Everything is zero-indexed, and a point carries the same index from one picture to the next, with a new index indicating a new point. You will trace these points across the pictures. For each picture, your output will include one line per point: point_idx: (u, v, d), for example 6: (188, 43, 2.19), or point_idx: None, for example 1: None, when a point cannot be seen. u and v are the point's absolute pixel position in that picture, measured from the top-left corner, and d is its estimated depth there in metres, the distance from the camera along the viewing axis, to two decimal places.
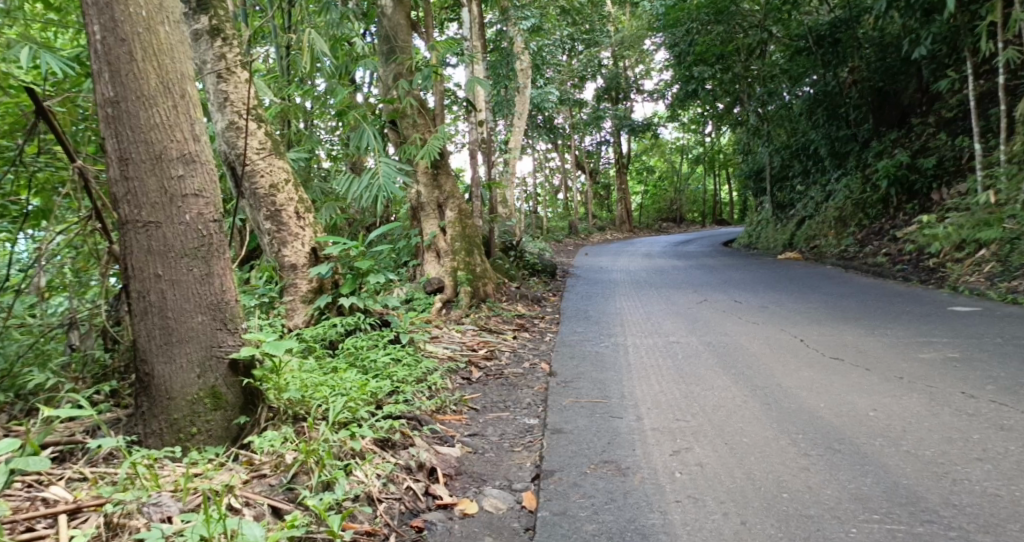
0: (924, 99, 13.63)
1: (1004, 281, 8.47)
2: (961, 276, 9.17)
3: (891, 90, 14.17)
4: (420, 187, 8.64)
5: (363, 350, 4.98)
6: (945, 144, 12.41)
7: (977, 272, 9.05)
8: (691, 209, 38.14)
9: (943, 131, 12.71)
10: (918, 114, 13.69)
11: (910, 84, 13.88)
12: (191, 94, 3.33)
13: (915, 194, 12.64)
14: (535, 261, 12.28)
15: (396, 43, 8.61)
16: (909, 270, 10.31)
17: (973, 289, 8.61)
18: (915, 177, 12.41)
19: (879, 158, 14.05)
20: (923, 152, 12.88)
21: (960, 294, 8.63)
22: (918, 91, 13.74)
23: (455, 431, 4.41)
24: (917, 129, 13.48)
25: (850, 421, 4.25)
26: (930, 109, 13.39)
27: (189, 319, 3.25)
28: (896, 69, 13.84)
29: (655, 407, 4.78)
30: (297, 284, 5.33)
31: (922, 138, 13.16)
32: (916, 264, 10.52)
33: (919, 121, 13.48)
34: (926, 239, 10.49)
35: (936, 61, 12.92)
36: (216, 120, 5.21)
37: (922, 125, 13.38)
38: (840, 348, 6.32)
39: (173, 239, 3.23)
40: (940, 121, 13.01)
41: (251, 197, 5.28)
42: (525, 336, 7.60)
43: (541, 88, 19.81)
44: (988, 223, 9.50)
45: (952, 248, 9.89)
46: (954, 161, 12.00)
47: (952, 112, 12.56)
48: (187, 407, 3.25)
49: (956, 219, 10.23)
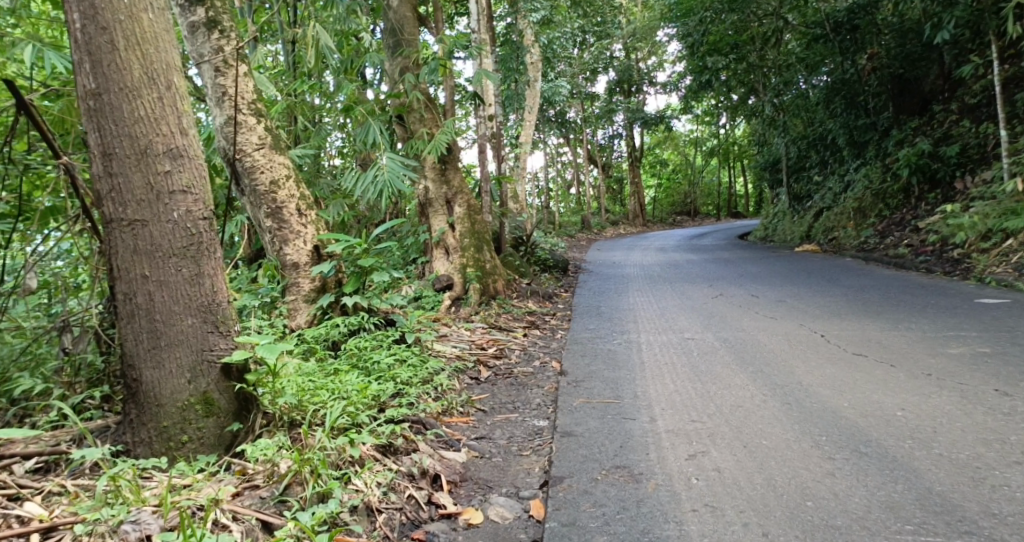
0: (947, 86, 13.43)
1: None
2: (988, 267, 8.93)
3: (911, 76, 13.86)
4: (428, 183, 8.49)
5: (366, 351, 4.84)
6: (968, 131, 12.14)
7: (1004, 263, 8.82)
8: (705, 202, 37.88)
9: (966, 118, 12.45)
10: (941, 101, 13.48)
11: (931, 70, 13.68)
12: (178, 85, 3.19)
13: (938, 183, 12.39)
14: (546, 256, 12.11)
15: (401, 36, 8.42)
16: (933, 262, 10.07)
17: (1001, 280, 8.40)
18: (938, 165, 12.15)
19: (899, 147, 13.78)
20: (946, 140, 12.61)
21: (987, 286, 8.43)
22: (939, 78, 13.55)
23: (461, 435, 4.26)
24: (939, 116, 13.21)
25: (877, 421, 4.06)
26: (953, 96, 13.21)
27: (178, 322, 3.11)
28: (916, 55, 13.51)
29: (669, 408, 4.61)
30: (299, 283, 5.16)
31: (944, 125, 12.94)
32: (940, 255, 10.27)
33: (941, 108, 13.23)
34: (950, 229, 10.26)
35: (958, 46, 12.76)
36: (214, 115, 5.06)
37: (944, 112, 13.11)
38: (863, 344, 6.12)
39: (160, 238, 3.09)
40: (963, 107, 12.75)
41: (251, 194, 5.13)
42: (536, 334, 7.42)
43: (552, 81, 19.59)
44: (1016, 212, 9.29)
45: (978, 239, 9.68)
46: (979, 149, 11.75)
47: (976, 99, 12.38)
48: (178, 414, 3.10)
49: (982, 208, 10.01)
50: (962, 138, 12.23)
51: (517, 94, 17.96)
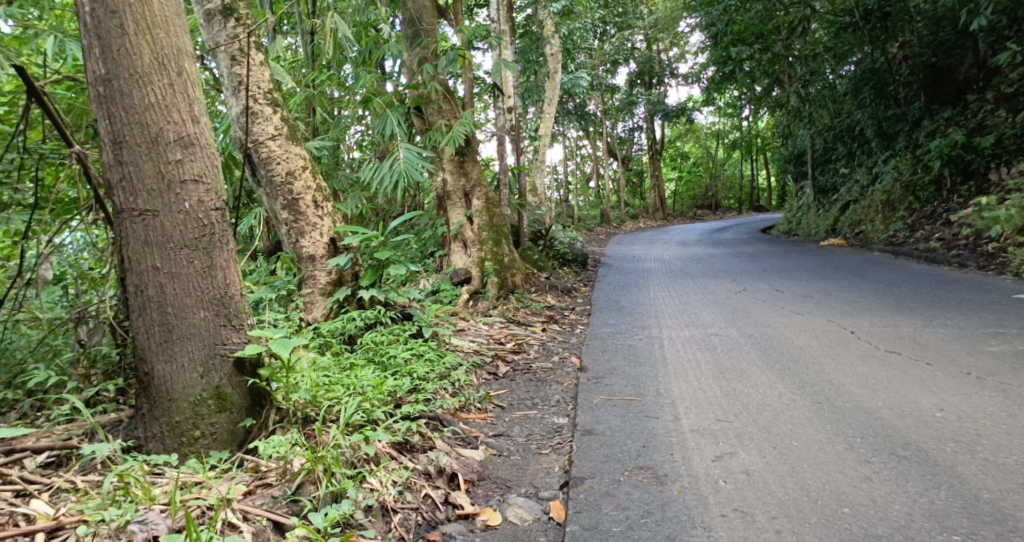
0: (981, 75, 13.23)
1: None
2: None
3: (943, 65, 13.78)
4: (446, 175, 8.40)
5: (382, 346, 4.76)
6: (1003, 121, 11.90)
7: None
8: (727, 195, 37.55)
9: (1001, 108, 12.22)
10: (975, 90, 13.28)
11: (964, 60, 13.64)
12: (190, 71, 3.11)
13: (971, 174, 12.13)
14: (566, 250, 12.00)
15: (420, 27, 8.34)
16: (966, 256, 9.87)
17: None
18: (972, 157, 11.95)
19: (931, 137, 13.55)
20: (979, 131, 12.39)
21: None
22: (973, 67, 13.43)
23: (479, 432, 4.18)
24: (972, 106, 12.93)
25: (914, 422, 4.04)
26: (987, 85, 12.98)
27: (191, 315, 3.03)
28: (952, 43, 13.50)
29: (694, 406, 4.51)
30: (316, 276, 5.08)
31: (979, 115, 12.70)
32: (973, 249, 10.06)
33: (975, 97, 12.96)
34: (985, 222, 10.06)
35: (994, 33, 12.78)
36: (230, 104, 4.97)
37: (978, 102, 12.84)
38: (895, 341, 6.00)
39: (172, 228, 3.02)
40: (998, 97, 12.45)
41: (267, 185, 5.05)
42: (555, 329, 7.30)
43: (573, 73, 19.42)
44: None
45: (1014, 232, 9.50)
46: (1014, 139, 11.49)
47: (1012, 87, 12.10)
48: (190, 409, 3.03)
49: (1017, 201, 9.83)
50: (998, 127, 11.97)
51: (537, 86, 17.83)
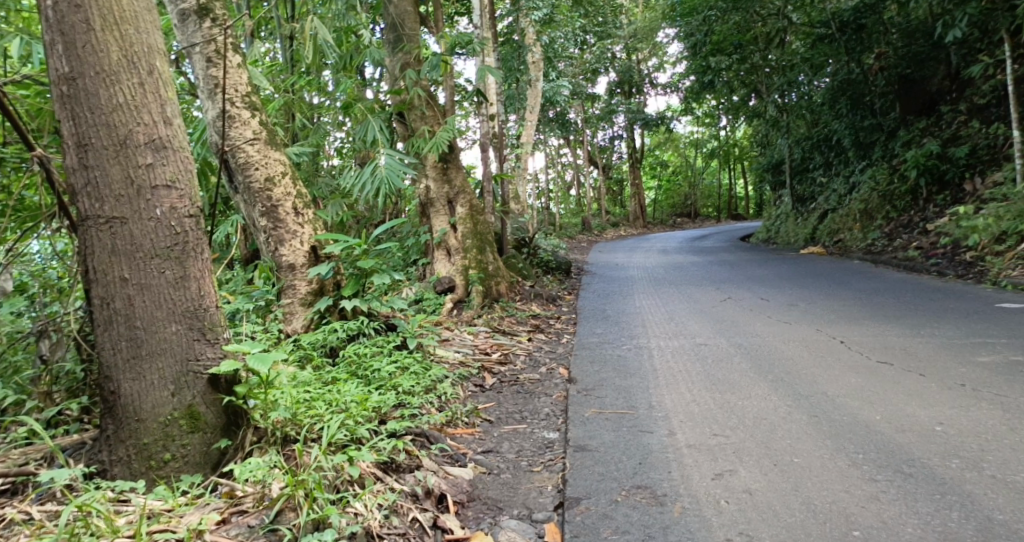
0: (954, 87, 13.40)
1: None
2: (1003, 271, 8.80)
3: (918, 77, 13.89)
4: (429, 181, 8.21)
5: (366, 358, 4.56)
6: (977, 132, 12.01)
7: (1019, 266, 8.69)
8: (705, 204, 37.71)
9: (975, 118, 12.35)
10: (947, 102, 13.46)
11: (937, 71, 13.63)
12: (161, 70, 2.93)
13: (946, 184, 12.18)
14: (548, 258, 11.86)
15: (402, 32, 8.19)
16: (944, 265, 9.88)
17: (1017, 283, 8.29)
18: (946, 166, 12.00)
19: (906, 148, 13.60)
20: (953, 142, 12.46)
21: (1003, 290, 8.27)
22: (946, 79, 13.50)
23: (467, 448, 4.02)
24: (947, 117, 13.05)
25: (915, 437, 3.92)
26: (960, 97, 13.13)
27: (162, 329, 2.84)
28: (925, 56, 13.42)
29: (688, 420, 4.36)
30: (296, 285, 4.88)
31: (953, 126, 12.82)
32: (951, 257, 10.10)
33: (949, 109, 13.10)
34: (963, 231, 10.09)
35: (965, 46, 12.86)
36: (206, 107, 4.73)
37: (952, 113, 12.95)
38: (886, 351, 5.91)
39: (142, 237, 2.82)
40: (971, 108, 12.60)
41: (245, 192, 4.84)
42: (541, 338, 7.14)
43: (554, 81, 19.30)
44: None
45: (991, 241, 9.54)
46: (988, 150, 11.62)
47: (985, 98, 12.22)
48: (159, 430, 2.84)
49: (994, 210, 9.88)
50: (972, 138, 12.08)
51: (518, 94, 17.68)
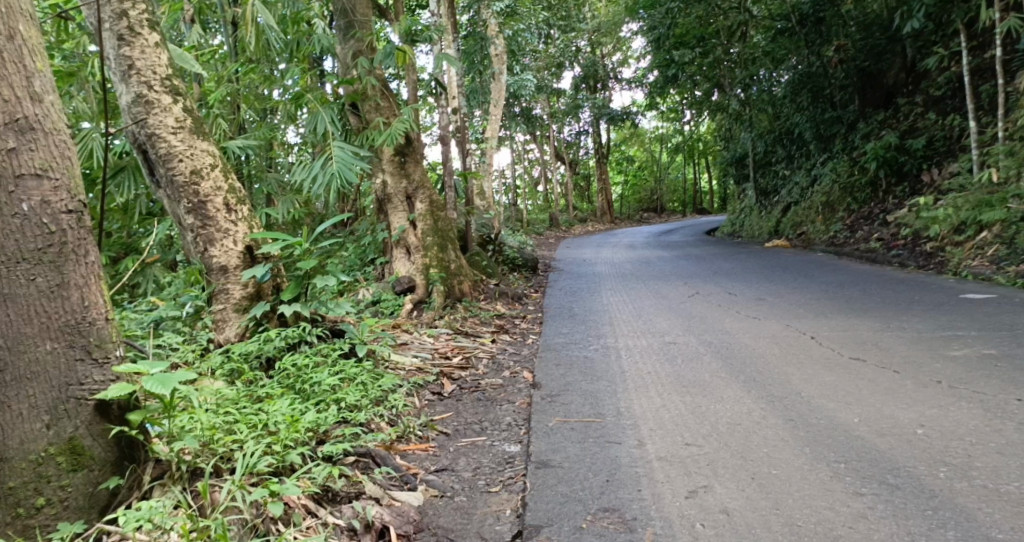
0: (910, 79, 13.38)
1: (1010, 265, 7.98)
2: (963, 261, 8.67)
3: (874, 69, 13.84)
4: (386, 176, 7.77)
5: (305, 370, 4.13)
6: (934, 123, 11.99)
7: (979, 256, 8.56)
8: (671, 199, 37.84)
9: (931, 110, 12.35)
10: (904, 94, 13.42)
11: (894, 64, 13.65)
12: (25, 36, 2.61)
13: (904, 176, 12.13)
14: (515, 255, 11.47)
15: (354, 18, 7.73)
16: (905, 256, 9.73)
17: (979, 274, 8.13)
18: (905, 158, 11.94)
19: (866, 140, 13.65)
20: (911, 133, 12.46)
21: (965, 280, 8.13)
22: (902, 71, 13.50)
23: (418, 468, 3.62)
24: (904, 109, 13.06)
25: (897, 441, 3.59)
26: (916, 89, 13.10)
27: (32, 349, 2.52)
28: (882, 49, 13.38)
29: (659, 428, 4.00)
30: (229, 289, 4.42)
31: (909, 117, 12.82)
32: (912, 248, 9.98)
33: (905, 100, 13.09)
34: (924, 222, 9.99)
35: (920, 39, 12.81)
36: (119, 92, 4.24)
37: (909, 105, 12.95)
38: (858, 346, 5.63)
39: (4, 238, 2.50)
40: (927, 100, 12.60)
41: (168, 186, 4.35)
42: (506, 340, 6.74)
43: (518, 75, 18.92)
44: (990, 203, 9.06)
45: (951, 231, 9.41)
46: (944, 141, 11.61)
47: (940, 90, 12.22)
48: (31, 470, 2.51)
49: (954, 200, 9.80)
50: (928, 130, 12.06)
51: (482, 88, 17.30)
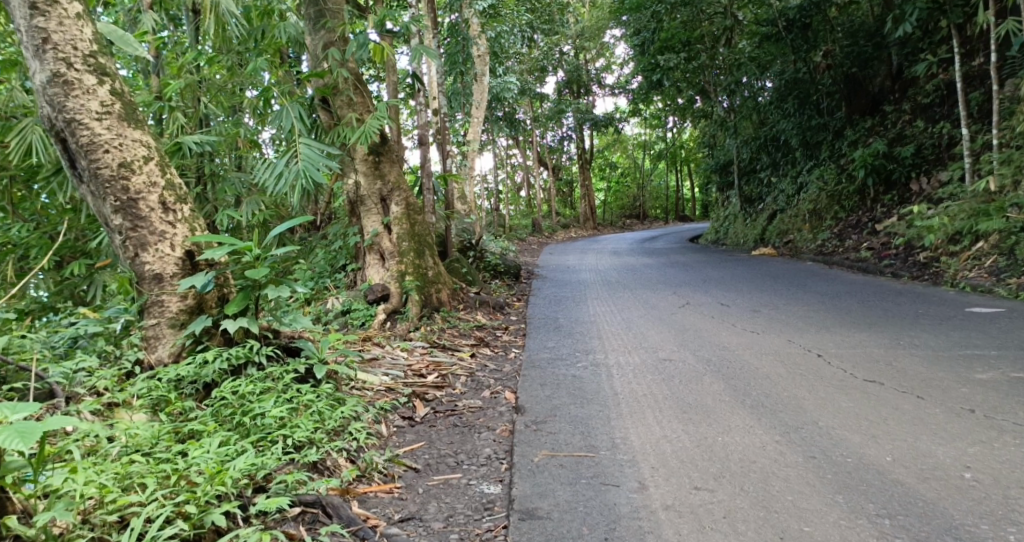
0: (896, 87, 12.95)
1: (1011, 277, 7.53)
2: (960, 272, 8.24)
3: (862, 76, 13.38)
4: (359, 176, 7.16)
5: (250, 399, 3.54)
6: (922, 131, 11.56)
7: (977, 267, 8.13)
8: (653, 205, 37.40)
9: (919, 117, 11.92)
10: (890, 101, 13.01)
11: (880, 71, 13.23)
12: None
13: (892, 184, 11.70)
14: (496, 261, 10.89)
15: (324, 5, 7.14)
16: (899, 266, 9.30)
17: (978, 286, 7.68)
18: (893, 166, 11.50)
19: (852, 147, 13.23)
20: (899, 141, 12.03)
21: (964, 292, 7.68)
22: (888, 79, 13.06)
23: (379, 518, 3.02)
24: (891, 117, 12.64)
25: (945, 489, 3.08)
26: (903, 97, 12.68)
27: None
28: (869, 56, 13.01)
29: (662, 466, 3.45)
30: (164, 301, 3.81)
31: (897, 125, 12.40)
32: (905, 257, 9.53)
33: (892, 108, 12.68)
34: (918, 231, 9.53)
35: (907, 45, 12.49)
36: (33, 70, 3.63)
37: (896, 112, 12.53)
38: (869, 366, 5.11)
39: None
40: (915, 107, 12.19)
41: (91, 181, 3.74)
42: (486, 354, 6.15)
43: (500, 77, 18.30)
44: (987, 213, 8.55)
45: (946, 241, 8.93)
46: (933, 149, 11.15)
47: (928, 98, 11.81)
48: None
49: (946, 209, 9.33)
50: (917, 137, 11.64)
51: (462, 90, 16.70)
